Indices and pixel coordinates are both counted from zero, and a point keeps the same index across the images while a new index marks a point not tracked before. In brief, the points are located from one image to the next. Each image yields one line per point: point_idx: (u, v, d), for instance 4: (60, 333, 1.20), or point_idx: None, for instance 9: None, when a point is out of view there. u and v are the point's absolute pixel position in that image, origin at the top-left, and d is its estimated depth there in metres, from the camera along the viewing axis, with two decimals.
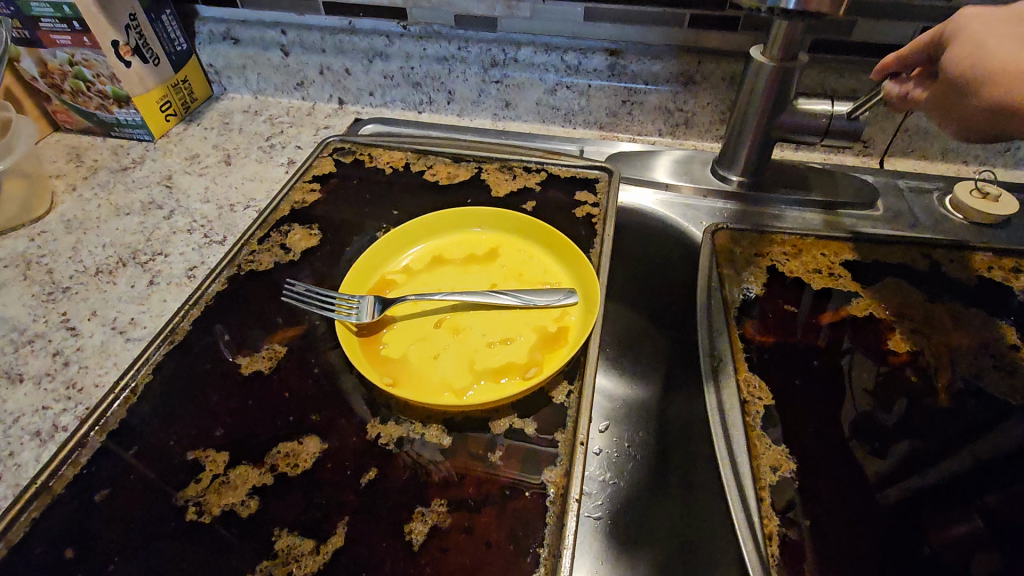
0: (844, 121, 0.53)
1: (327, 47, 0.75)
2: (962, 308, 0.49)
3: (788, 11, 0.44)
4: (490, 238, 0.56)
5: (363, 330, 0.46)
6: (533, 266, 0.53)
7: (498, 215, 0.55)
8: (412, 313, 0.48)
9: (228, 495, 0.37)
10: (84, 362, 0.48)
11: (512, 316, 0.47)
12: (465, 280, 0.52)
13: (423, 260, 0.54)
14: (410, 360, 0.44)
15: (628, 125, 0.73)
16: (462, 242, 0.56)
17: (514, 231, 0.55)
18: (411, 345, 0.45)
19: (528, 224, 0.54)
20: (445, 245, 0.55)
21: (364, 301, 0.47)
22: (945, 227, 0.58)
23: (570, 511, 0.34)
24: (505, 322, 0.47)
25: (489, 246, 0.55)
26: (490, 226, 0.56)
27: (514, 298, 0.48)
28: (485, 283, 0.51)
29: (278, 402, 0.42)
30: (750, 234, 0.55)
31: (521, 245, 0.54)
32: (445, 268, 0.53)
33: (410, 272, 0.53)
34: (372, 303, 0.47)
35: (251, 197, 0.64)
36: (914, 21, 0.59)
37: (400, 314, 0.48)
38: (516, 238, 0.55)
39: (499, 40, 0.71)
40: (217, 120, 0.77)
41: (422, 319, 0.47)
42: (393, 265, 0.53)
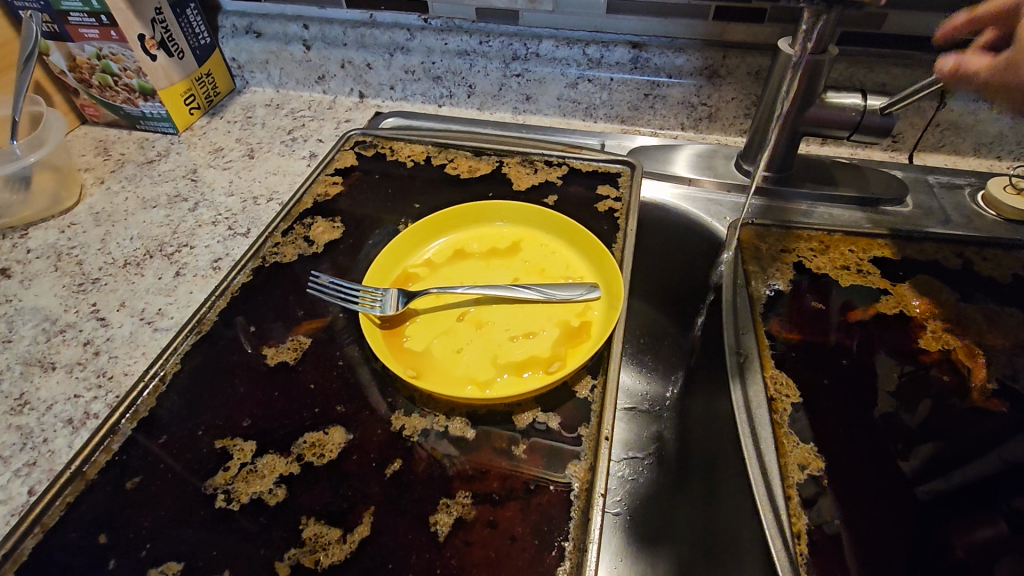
0: (877, 117, 0.53)
1: (348, 41, 0.75)
2: (997, 307, 0.47)
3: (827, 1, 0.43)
4: (513, 232, 0.56)
5: (387, 322, 0.47)
6: (556, 261, 0.52)
7: (521, 210, 0.55)
8: (435, 306, 0.48)
9: (256, 484, 0.37)
10: (113, 351, 0.48)
11: (534, 310, 0.47)
12: (488, 275, 0.52)
13: (445, 254, 0.54)
14: (432, 354, 0.44)
15: (650, 119, 0.72)
16: (484, 235, 0.56)
17: (536, 226, 0.55)
18: (435, 338, 0.45)
19: (550, 218, 0.54)
20: (466, 238, 0.55)
21: (387, 293, 0.47)
22: (976, 225, 0.57)
23: (595, 506, 0.34)
24: (529, 316, 0.47)
25: (511, 240, 0.55)
26: (512, 219, 0.56)
27: (536, 292, 0.48)
28: (507, 277, 0.51)
29: (304, 393, 0.42)
30: (776, 230, 0.54)
31: (543, 240, 0.54)
32: (467, 262, 0.53)
33: (432, 265, 0.53)
34: (395, 296, 0.47)
35: (274, 190, 0.65)
36: (949, 13, 0.57)
37: (424, 308, 0.48)
38: (538, 233, 0.55)
39: (520, 33, 0.71)
40: (240, 113, 0.78)
41: (444, 312, 0.48)
42: (416, 258, 0.54)
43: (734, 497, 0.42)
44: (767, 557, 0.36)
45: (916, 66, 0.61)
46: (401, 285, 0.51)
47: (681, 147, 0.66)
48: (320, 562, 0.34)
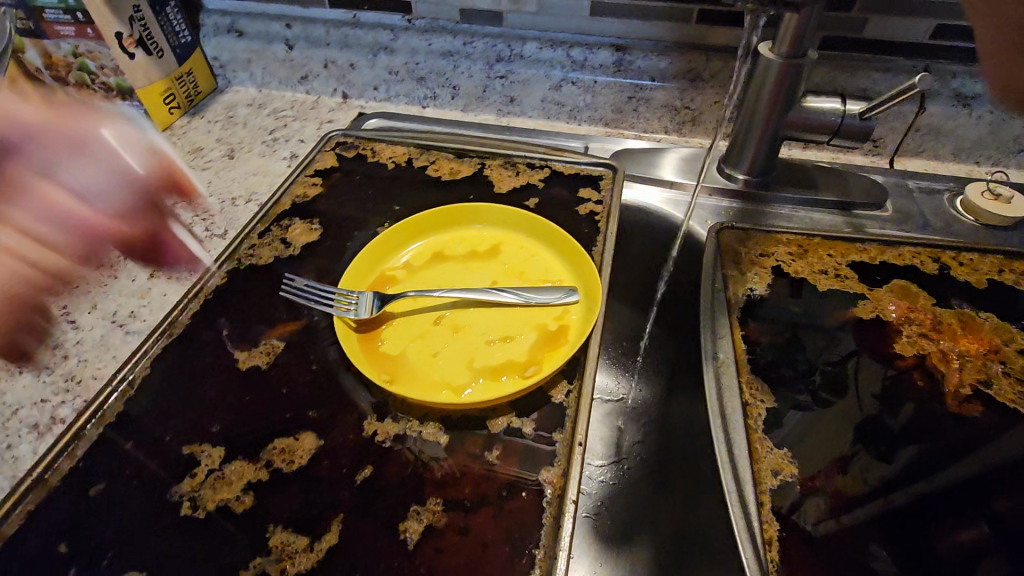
0: (856, 121, 0.54)
1: (331, 41, 0.75)
2: (972, 312, 0.48)
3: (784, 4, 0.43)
4: (493, 234, 0.55)
5: (363, 326, 0.46)
6: (535, 263, 0.52)
7: (500, 212, 0.55)
8: (412, 310, 0.48)
9: (223, 490, 0.36)
10: (83, 354, 0.47)
11: (512, 313, 0.47)
12: (467, 277, 0.51)
13: (424, 257, 0.54)
14: (408, 358, 0.44)
15: (634, 122, 0.71)
16: (464, 238, 0.55)
17: (516, 229, 0.55)
18: (411, 342, 0.45)
19: (531, 221, 0.54)
20: (446, 241, 0.55)
21: (363, 296, 0.47)
22: (955, 230, 0.57)
23: (567, 512, 0.34)
24: (506, 319, 0.47)
25: (491, 243, 0.54)
26: (492, 222, 0.55)
27: (515, 295, 0.47)
28: (486, 280, 0.51)
29: (276, 397, 0.42)
30: (756, 234, 0.54)
31: (523, 242, 0.54)
32: (446, 265, 0.52)
33: (411, 268, 0.52)
34: (371, 299, 0.47)
35: (253, 190, 0.64)
36: (925, 19, 0.58)
37: (400, 311, 0.47)
38: (518, 235, 0.54)
39: (504, 34, 0.71)
40: (221, 113, 0.77)
41: (421, 316, 0.47)
42: (394, 261, 0.53)
43: None
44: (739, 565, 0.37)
45: (896, 71, 0.61)
46: (379, 288, 0.51)
47: (665, 150, 0.66)
48: (286, 571, 0.33)
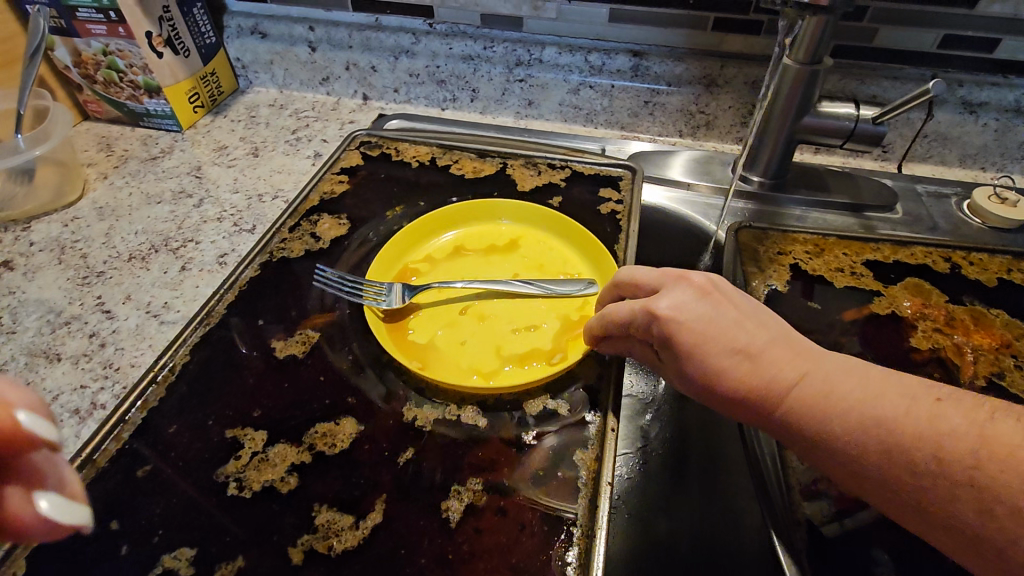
0: (869, 125, 0.55)
1: (353, 43, 0.77)
2: (982, 309, 0.49)
3: (803, 9, 0.45)
4: (512, 230, 0.57)
5: (390, 316, 0.48)
6: (554, 257, 0.54)
7: (517, 209, 0.57)
8: (438, 300, 0.49)
9: (268, 472, 0.37)
10: (119, 343, 0.48)
11: (534, 303, 0.49)
12: (489, 270, 0.53)
13: (447, 251, 0.55)
14: (436, 345, 0.45)
15: (649, 127, 0.74)
16: (484, 233, 0.57)
17: (535, 224, 0.57)
18: (439, 330, 0.46)
19: (549, 217, 0.56)
20: (468, 236, 0.57)
21: (392, 288, 0.49)
22: (962, 232, 0.59)
23: (603, 494, 0.35)
24: (530, 309, 0.48)
25: (511, 239, 0.56)
26: (511, 218, 0.57)
27: (538, 287, 0.49)
28: (507, 273, 0.53)
29: (314, 384, 0.43)
30: (773, 233, 0.55)
31: (542, 237, 0.56)
32: (468, 259, 0.54)
33: (434, 262, 0.54)
34: (400, 290, 0.49)
35: (279, 187, 0.66)
36: (934, 30, 0.60)
37: (427, 301, 0.49)
38: (537, 230, 0.56)
39: (524, 40, 0.72)
40: (243, 113, 0.79)
41: (446, 306, 0.49)
42: (418, 255, 0.55)
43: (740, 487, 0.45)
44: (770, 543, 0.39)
45: (905, 79, 0.64)
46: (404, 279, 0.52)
47: (680, 153, 0.68)
48: (333, 547, 0.34)
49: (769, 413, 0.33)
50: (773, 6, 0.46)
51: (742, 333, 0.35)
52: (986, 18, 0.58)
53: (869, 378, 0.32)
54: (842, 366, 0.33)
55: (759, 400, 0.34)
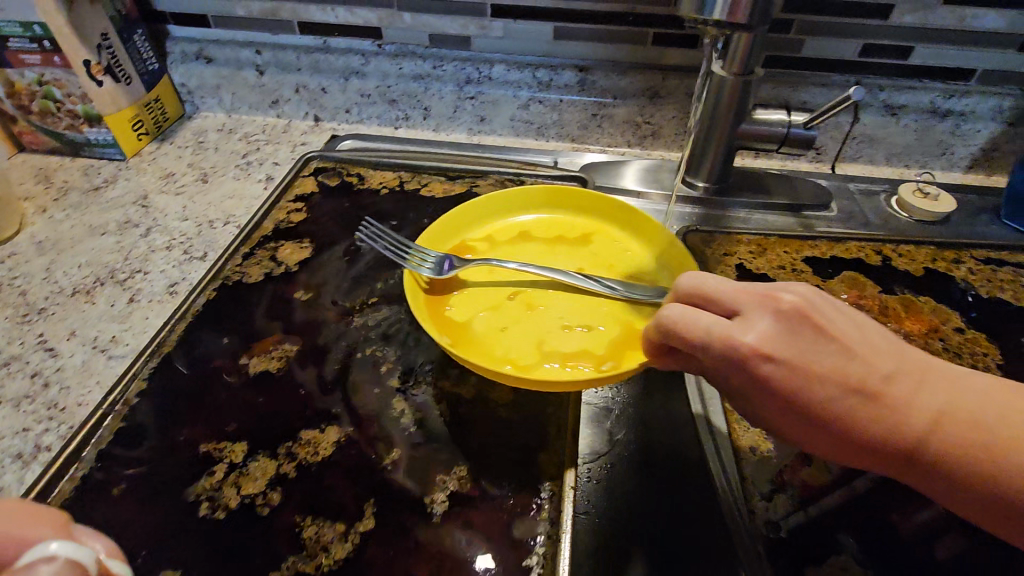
0: (801, 130, 0.59)
1: (302, 65, 0.76)
2: (911, 297, 0.53)
3: (722, 27, 0.46)
4: (586, 225, 0.55)
5: (430, 287, 0.47)
6: (627, 260, 0.51)
7: (587, 195, 0.55)
8: (486, 282, 0.48)
9: (244, 487, 0.37)
10: (64, 382, 0.47)
11: (595, 300, 0.46)
12: (550, 259, 0.52)
13: (511, 235, 0.55)
14: (476, 327, 0.44)
15: (599, 138, 0.76)
16: (549, 222, 0.56)
17: (615, 223, 0.55)
18: (482, 311, 0.45)
19: (631, 215, 0.53)
20: (535, 225, 0.56)
21: (437, 258, 0.49)
22: (892, 225, 0.63)
23: (568, 498, 0.36)
24: (589, 306, 0.46)
25: (582, 233, 0.55)
26: (590, 212, 0.56)
27: (602, 284, 0.46)
28: (572, 265, 0.51)
29: (274, 408, 0.42)
30: (717, 235, 0.58)
31: (618, 237, 0.54)
32: (531, 246, 0.53)
33: (494, 243, 0.53)
34: (443, 262, 0.49)
35: (230, 213, 0.65)
36: (853, 39, 0.65)
37: (476, 281, 0.49)
38: (614, 229, 0.55)
39: (472, 58, 0.74)
40: (191, 138, 0.77)
41: (496, 289, 0.48)
42: (477, 235, 0.54)
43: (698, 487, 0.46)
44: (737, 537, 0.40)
45: (831, 85, 0.68)
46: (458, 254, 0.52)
47: (631, 163, 0.70)
48: (322, 565, 0.34)
49: (886, 453, 0.30)
50: (695, 26, 0.47)
51: (850, 364, 0.31)
52: (896, 27, 0.64)
53: (1001, 413, 0.29)
54: (970, 400, 0.29)
55: (874, 440, 0.30)
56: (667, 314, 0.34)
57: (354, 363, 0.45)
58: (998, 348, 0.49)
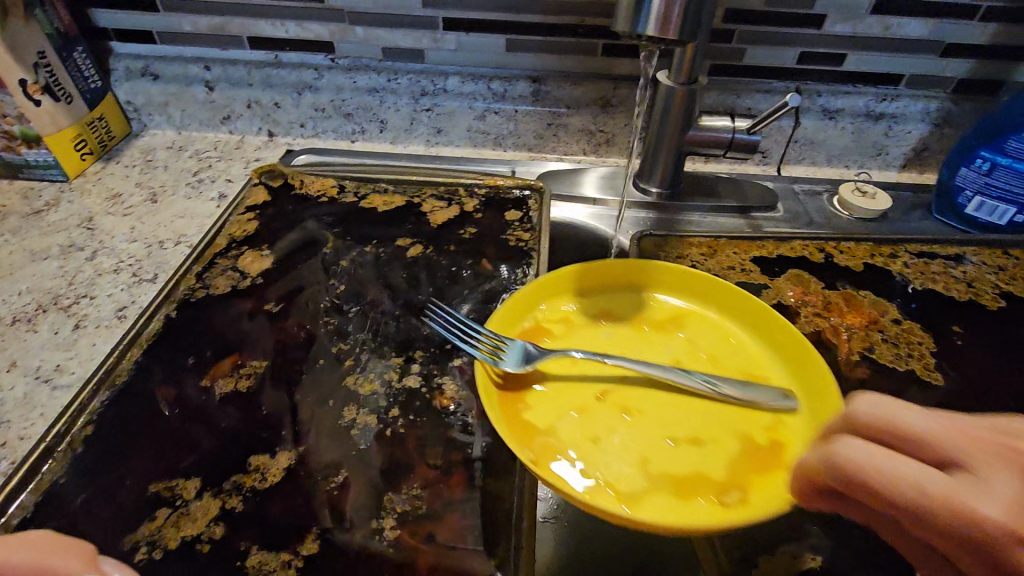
0: (744, 136, 0.61)
1: (253, 81, 0.75)
2: (853, 292, 0.55)
3: (654, 41, 0.47)
4: (677, 307, 0.51)
5: (508, 382, 0.42)
6: (733, 353, 0.47)
7: (671, 269, 0.51)
8: (573, 375, 0.43)
9: (186, 528, 0.36)
10: (4, 415, 0.44)
11: (701, 405, 0.41)
12: (641, 349, 0.47)
13: (590, 315, 0.50)
14: (560, 432, 0.39)
15: (555, 147, 0.77)
16: (629, 300, 0.51)
17: (710, 306, 0.50)
18: (569, 414, 0.40)
19: (733, 297, 0.49)
20: (616, 303, 0.51)
21: (514, 347, 0.44)
22: (834, 223, 0.67)
23: (524, 512, 0.37)
24: (696, 412, 0.41)
25: (672, 315, 0.50)
26: (681, 293, 0.51)
27: (707, 384, 0.42)
28: (667, 358, 0.46)
29: (230, 430, 0.41)
30: (671, 239, 0.60)
31: (713, 322, 0.50)
32: (615, 330, 0.48)
33: (571, 325, 0.49)
34: (519, 351, 0.43)
35: (181, 233, 0.63)
36: (790, 47, 0.68)
37: (559, 374, 0.43)
38: (709, 313, 0.50)
39: (427, 70, 0.74)
40: (139, 157, 0.75)
41: (583, 386, 0.42)
42: (551, 312, 0.50)
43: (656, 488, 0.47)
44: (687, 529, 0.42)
45: (773, 92, 0.71)
46: (530, 339, 0.47)
47: (587, 170, 0.71)
48: None
49: None
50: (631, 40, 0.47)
51: None
52: (830, 36, 0.67)
53: None
54: None
55: None
56: (844, 455, 0.24)
57: (311, 380, 0.45)
58: (932, 338, 0.52)
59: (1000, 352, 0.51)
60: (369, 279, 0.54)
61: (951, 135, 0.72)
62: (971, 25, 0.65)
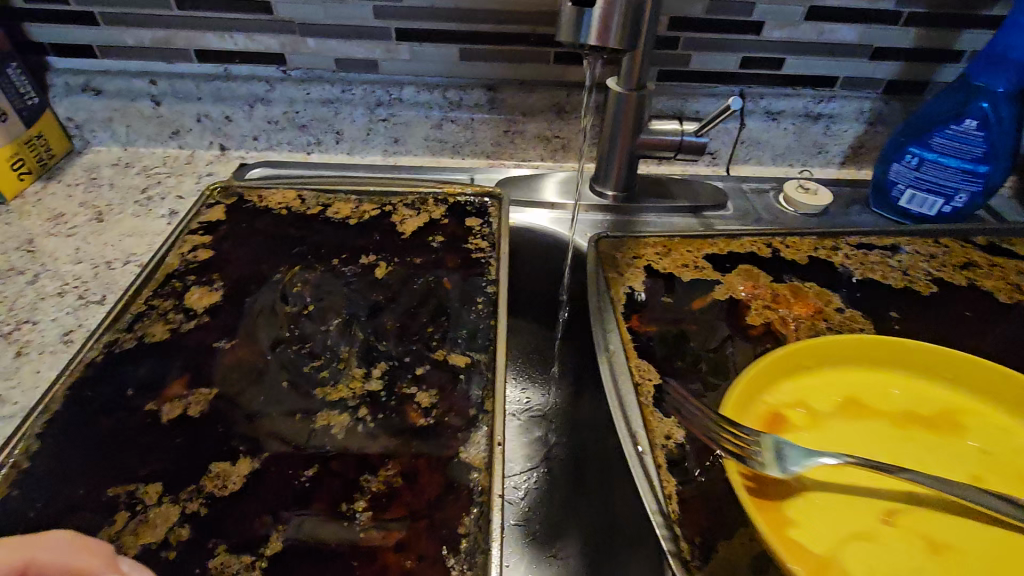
0: (693, 138, 0.63)
1: (202, 94, 0.74)
2: (799, 284, 0.58)
3: (598, 51, 0.49)
4: (947, 398, 0.50)
5: (773, 486, 0.42)
6: (1003, 450, 0.46)
7: (832, 340, 0.51)
8: (833, 486, 0.43)
9: (144, 536, 0.35)
10: None
11: (929, 525, 0.41)
12: (896, 451, 0.46)
13: (834, 403, 0.49)
14: (846, 561, 0.39)
15: (513, 153, 0.78)
16: (868, 382, 0.51)
17: (983, 392, 0.50)
18: (842, 531, 0.40)
19: (987, 370, 0.49)
20: (881, 381, 0.51)
21: (775, 446, 0.42)
22: (780, 219, 0.70)
23: (496, 508, 0.36)
24: (924, 551, 0.39)
25: (950, 408, 0.49)
26: (930, 378, 0.51)
27: (1002, 503, 0.40)
28: (955, 465, 0.45)
29: (186, 450, 0.40)
30: (627, 240, 0.61)
31: (981, 412, 0.49)
32: (871, 422, 0.48)
33: (819, 416, 0.48)
34: (789, 454, 0.43)
35: (130, 252, 0.61)
36: (732, 53, 0.71)
37: (818, 483, 0.43)
38: (979, 404, 0.49)
39: (381, 81, 0.74)
40: (82, 175, 0.73)
41: (863, 502, 0.42)
42: (788, 398, 0.49)
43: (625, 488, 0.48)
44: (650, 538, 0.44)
45: (719, 95, 0.74)
46: (774, 426, 0.47)
47: (545, 176, 0.73)
48: None
49: None
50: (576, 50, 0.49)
51: None
52: (769, 41, 0.71)
53: None
54: None
55: None
56: None
57: (271, 394, 0.44)
58: (871, 324, 0.55)
59: (932, 335, 0.54)
60: (326, 287, 0.53)
61: (884, 133, 0.77)
62: (896, 29, 0.69)
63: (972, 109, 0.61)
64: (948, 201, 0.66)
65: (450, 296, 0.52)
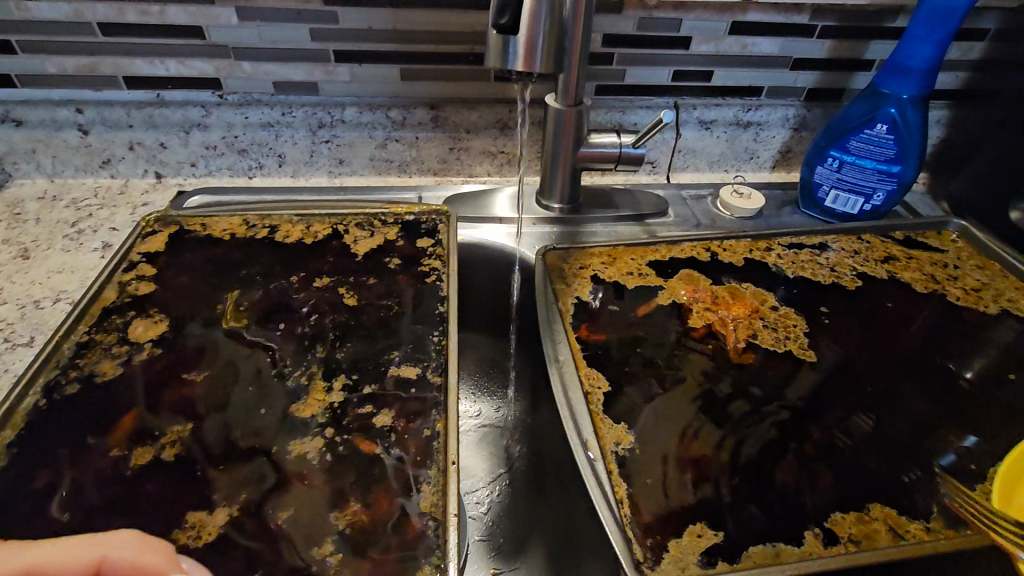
0: (632, 150, 0.65)
1: (134, 122, 0.71)
2: (737, 285, 0.61)
3: (526, 75, 0.50)
4: None
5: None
6: None
7: None
8: None
9: None
10: None
11: None
12: None
13: None
14: None
15: (459, 169, 0.79)
16: None
17: None
18: None
19: None
20: None
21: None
22: (718, 223, 0.73)
23: (451, 527, 0.37)
24: None
25: None
26: None
27: None
28: None
29: (128, 497, 0.39)
30: (573, 252, 0.63)
31: None
32: None
33: None
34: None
35: (61, 289, 0.59)
36: (664, 67, 0.75)
37: None
38: None
39: (322, 103, 0.73)
40: (5, 211, 0.69)
41: None
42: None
43: (575, 500, 0.49)
44: (601, 546, 0.45)
45: (654, 107, 0.77)
46: None
47: (493, 192, 0.73)
48: None
49: None
50: (506, 75, 0.51)
51: None
52: (697, 55, 0.74)
53: None
54: None
55: None
56: None
57: (218, 430, 0.43)
58: (805, 319, 0.58)
59: (859, 327, 0.58)
60: (272, 313, 0.52)
61: (808, 138, 0.82)
62: (812, 42, 0.74)
63: (880, 114, 0.66)
64: (867, 200, 0.70)
65: (399, 316, 0.52)
